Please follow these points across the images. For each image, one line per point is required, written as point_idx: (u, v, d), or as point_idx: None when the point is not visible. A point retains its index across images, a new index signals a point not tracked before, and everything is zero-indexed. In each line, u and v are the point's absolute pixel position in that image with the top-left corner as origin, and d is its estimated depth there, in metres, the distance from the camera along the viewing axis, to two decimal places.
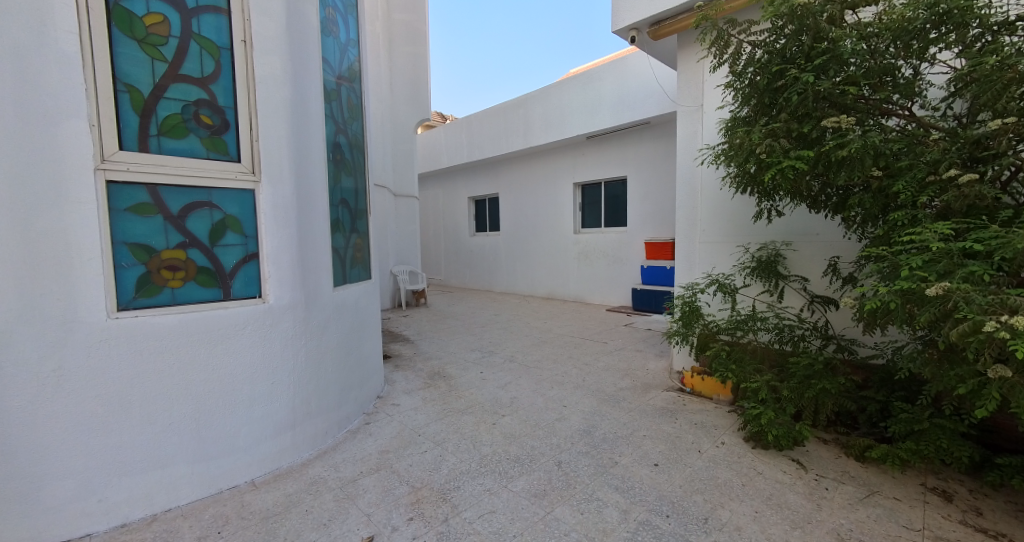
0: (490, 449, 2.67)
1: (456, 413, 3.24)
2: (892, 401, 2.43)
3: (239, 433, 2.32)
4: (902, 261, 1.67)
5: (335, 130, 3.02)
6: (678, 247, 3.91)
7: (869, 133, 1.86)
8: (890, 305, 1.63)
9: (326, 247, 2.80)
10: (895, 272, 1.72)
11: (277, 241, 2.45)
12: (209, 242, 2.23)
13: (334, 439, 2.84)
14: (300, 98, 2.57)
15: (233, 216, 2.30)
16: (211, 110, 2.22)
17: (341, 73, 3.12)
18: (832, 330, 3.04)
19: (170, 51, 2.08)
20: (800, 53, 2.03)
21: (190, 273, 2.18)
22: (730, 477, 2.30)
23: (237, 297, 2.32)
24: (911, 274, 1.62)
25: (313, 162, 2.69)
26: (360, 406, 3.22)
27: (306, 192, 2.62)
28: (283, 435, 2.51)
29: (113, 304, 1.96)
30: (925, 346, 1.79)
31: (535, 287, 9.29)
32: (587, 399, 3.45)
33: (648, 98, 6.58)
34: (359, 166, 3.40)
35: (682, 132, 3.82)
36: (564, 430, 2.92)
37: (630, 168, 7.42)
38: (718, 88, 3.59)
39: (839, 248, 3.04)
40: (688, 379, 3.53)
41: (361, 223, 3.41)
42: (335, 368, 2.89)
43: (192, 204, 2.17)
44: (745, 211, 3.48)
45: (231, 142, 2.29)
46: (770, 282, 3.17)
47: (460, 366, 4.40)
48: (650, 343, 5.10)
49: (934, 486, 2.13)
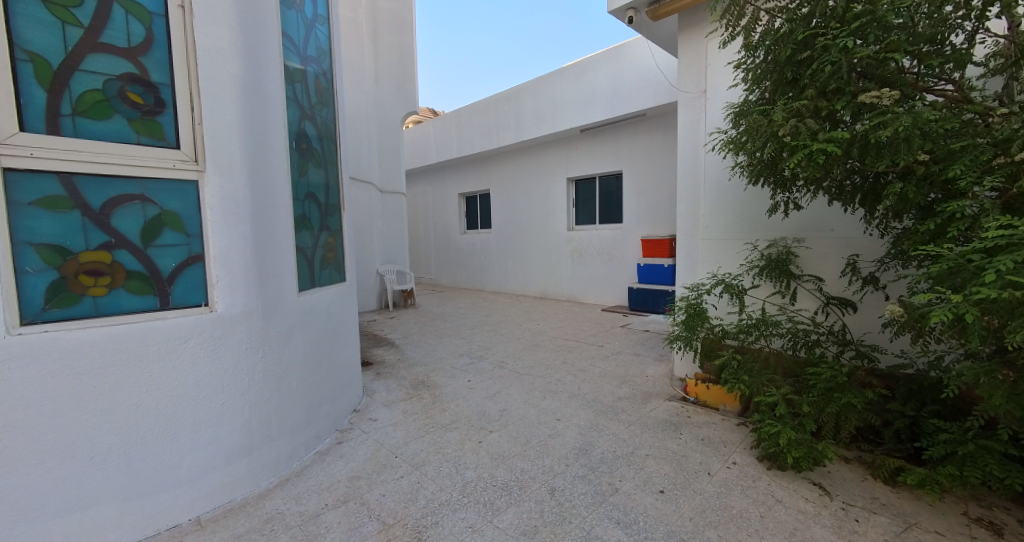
0: (475, 473, 2.38)
1: (439, 428, 2.94)
2: (925, 417, 2.16)
3: (182, 463, 2.01)
4: (985, 263, 1.40)
5: (300, 116, 2.69)
6: (680, 243, 3.67)
7: (916, 109, 1.59)
8: (969, 320, 1.37)
9: (289, 247, 2.49)
10: (975, 277, 1.44)
11: (228, 240, 2.12)
12: (141, 242, 1.91)
13: (299, 463, 2.53)
14: (255, 77, 2.25)
15: (172, 212, 1.98)
16: (143, 87, 1.89)
17: (308, 52, 2.80)
18: (851, 335, 2.78)
19: (87, 16, 1.75)
20: (831, 19, 1.73)
21: (118, 279, 1.86)
22: (746, 506, 2.03)
23: (178, 306, 2.00)
24: (993, 279, 1.34)
25: (272, 151, 2.38)
26: (332, 423, 2.91)
27: (263, 184, 2.30)
28: (237, 463, 2.20)
29: (15, 317, 1.62)
30: (1000, 365, 1.53)
31: (528, 286, 9.01)
32: (583, 411, 3.16)
33: (645, 88, 6.31)
34: (330, 158, 3.07)
35: (685, 120, 3.59)
36: (557, 449, 2.63)
37: (625, 162, 7.16)
38: (722, 72, 3.33)
39: (858, 245, 2.78)
40: (691, 388, 3.29)
41: (334, 220, 3.09)
42: (301, 381, 2.59)
43: (119, 198, 1.84)
44: (753, 205, 3.22)
45: (169, 125, 1.96)
46: (781, 282, 2.93)
47: (446, 373, 4.10)
48: (648, 346, 4.83)
49: (978, 516, 1.87)
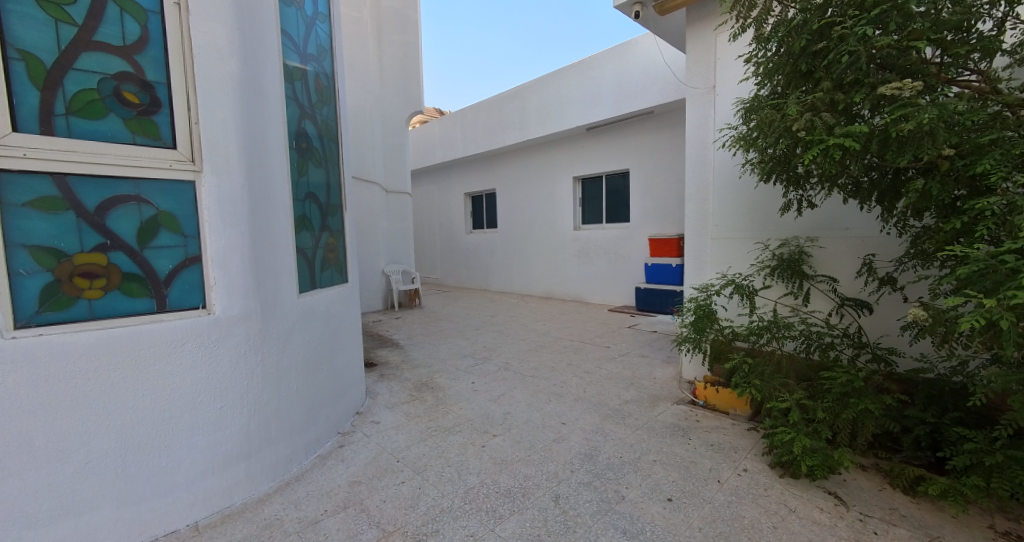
0: (477, 479, 2.32)
1: (442, 432, 2.89)
2: (948, 424, 2.06)
3: (178, 468, 1.98)
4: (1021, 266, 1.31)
5: (300, 115, 2.65)
6: (688, 243, 3.60)
7: (941, 101, 1.50)
8: (1006, 327, 1.29)
9: (288, 248, 2.46)
10: (1009, 281, 1.36)
11: (225, 241, 2.09)
12: (137, 244, 1.88)
13: (299, 467, 2.49)
14: (253, 75, 2.21)
15: (168, 213, 1.95)
16: (138, 86, 1.86)
17: (308, 50, 2.76)
18: (867, 338, 2.69)
19: (80, 13, 1.72)
20: (849, 7, 1.65)
21: (114, 281, 1.83)
22: (757, 516, 1.95)
23: (175, 308, 1.97)
24: None
25: (271, 150, 2.34)
26: (333, 425, 2.87)
27: (261, 184, 2.26)
28: (235, 468, 2.17)
29: (8, 320, 1.60)
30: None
31: (533, 286, 8.95)
32: (588, 415, 3.10)
33: (652, 85, 6.21)
34: (331, 157, 3.03)
35: (693, 117, 3.51)
36: (562, 454, 2.56)
37: (632, 161, 7.06)
38: (731, 67, 3.25)
39: (874, 244, 2.68)
40: (701, 391, 3.22)
41: (335, 221, 3.05)
42: (301, 384, 2.55)
43: (114, 199, 1.81)
44: (764, 204, 3.13)
45: (165, 124, 1.93)
46: (794, 283, 2.84)
47: (450, 375, 4.05)
48: (655, 347, 4.75)
49: (1006, 531, 1.78)
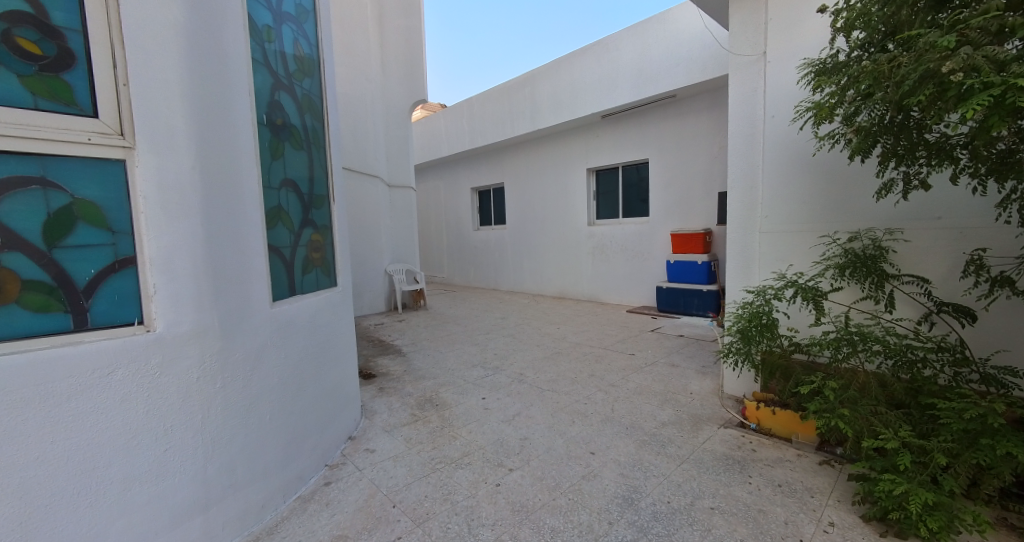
0: (492, 533, 1.86)
1: (448, 465, 2.43)
2: None
3: (107, 534, 1.51)
4: None
5: (274, 85, 2.18)
6: (732, 238, 3.11)
7: None
8: None
9: (258, 248, 2.00)
10: None
11: (169, 239, 1.63)
12: (43, 242, 1.43)
13: (274, 514, 2.05)
14: (206, 28, 1.74)
15: (90, 202, 1.50)
16: (39, 32, 1.40)
17: (284, 8, 2.29)
18: (972, 353, 2.18)
19: None
20: None
21: (10, 291, 1.36)
22: None
23: (101, 326, 1.53)
24: None
25: (233, 126, 1.88)
26: (320, 457, 2.43)
27: (218, 168, 1.80)
28: (187, 525, 1.71)
29: None
30: None
31: (545, 286, 8.47)
32: (622, 443, 2.61)
33: (676, 66, 5.71)
34: (315, 139, 2.57)
35: (738, 91, 3.03)
36: (595, 497, 2.09)
37: (652, 150, 6.55)
38: (787, 27, 2.77)
39: (980, 237, 2.18)
40: (751, 412, 2.74)
41: (320, 214, 2.60)
42: (276, 412, 2.10)
43: (12, 181, 1.34)
44: (831, 190, 2.63)
45: (81, 85, 1.48)
46: (874, 285, 2.34)
47: (458, 389, 3.59)
48: (686, 355, 4.26)
49: None
